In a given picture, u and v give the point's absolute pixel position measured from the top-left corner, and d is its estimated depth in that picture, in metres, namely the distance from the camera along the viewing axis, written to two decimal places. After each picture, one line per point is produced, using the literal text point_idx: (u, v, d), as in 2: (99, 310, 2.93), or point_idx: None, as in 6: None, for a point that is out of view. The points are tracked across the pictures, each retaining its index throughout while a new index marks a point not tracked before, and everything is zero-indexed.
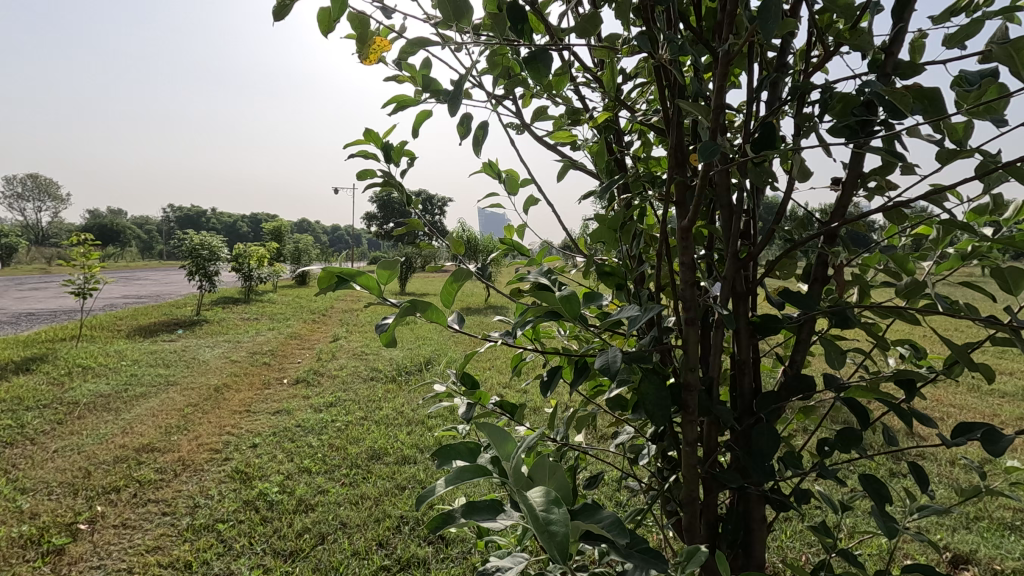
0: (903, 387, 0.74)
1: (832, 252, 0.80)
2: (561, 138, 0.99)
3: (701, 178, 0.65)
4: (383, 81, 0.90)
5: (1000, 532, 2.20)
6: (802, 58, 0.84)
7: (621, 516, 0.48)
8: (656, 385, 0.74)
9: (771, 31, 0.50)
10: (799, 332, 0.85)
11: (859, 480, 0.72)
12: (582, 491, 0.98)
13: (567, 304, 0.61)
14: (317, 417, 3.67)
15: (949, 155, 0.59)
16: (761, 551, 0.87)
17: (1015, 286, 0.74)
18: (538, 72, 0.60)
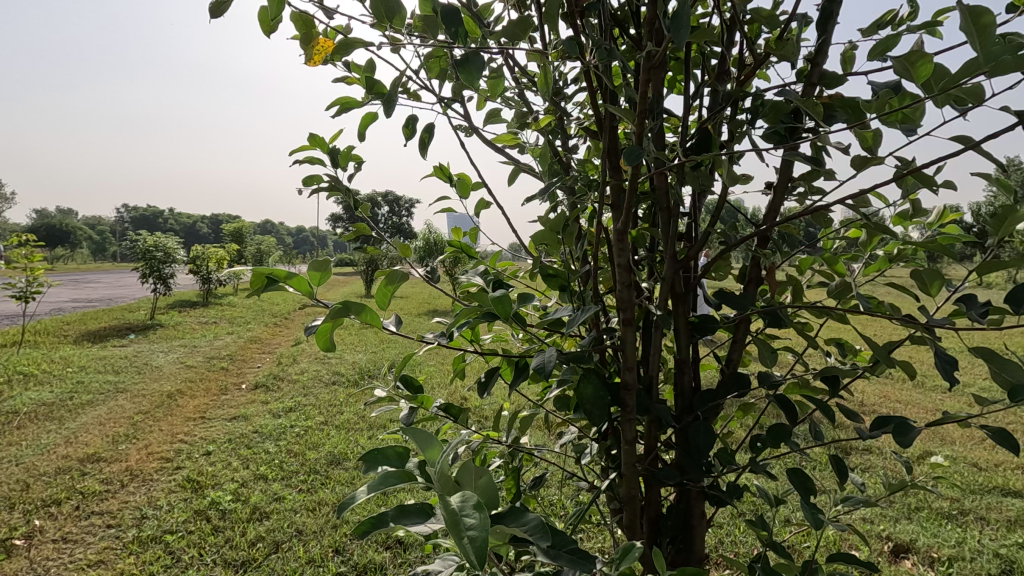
0: (828, 384, 0.77)
1: (763, 253, 0.83)
2: (507, 142, 1.00)
3: (630, 181, 0.67)
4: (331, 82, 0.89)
5: (938, 522, 2.31)
6: (738, 67, 0.87)
7: (545, 518, 0.49)
8: (595, 384, 0.75)
9: (683, 40, 0.52)
10: (735, 332, 0.88)
11: (787, 475, 0.74)
12: (529, 493, 0.98)
13: (500, 305, 0.62)
14: (276, 422, 3.58)
15: (862, 161, 0.62)
16: (701, 545, 0.89)
17: (931, 288, 0.78)
18: (470, 76, 0.60)
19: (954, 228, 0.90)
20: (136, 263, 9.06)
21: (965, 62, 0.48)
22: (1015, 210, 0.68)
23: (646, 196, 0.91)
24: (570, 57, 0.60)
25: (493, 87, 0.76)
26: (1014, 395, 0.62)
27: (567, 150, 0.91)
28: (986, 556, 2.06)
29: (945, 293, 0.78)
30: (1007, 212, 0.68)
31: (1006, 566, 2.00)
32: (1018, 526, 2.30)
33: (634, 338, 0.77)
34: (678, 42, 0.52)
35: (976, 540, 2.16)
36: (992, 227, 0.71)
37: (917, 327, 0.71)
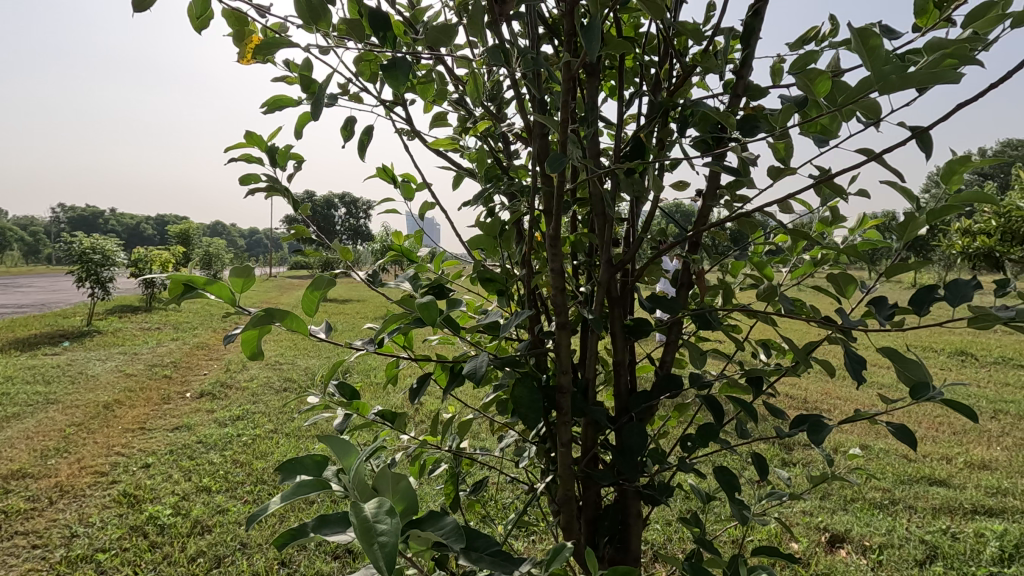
0: (753, 384, 0.80)
1: (693, 258, 0.86)
2: (447, 145, 1.00)
3: (558, 188, 0.68)
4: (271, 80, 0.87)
5: (871, 511, 2.43)
6: (669, 79, 0.90)
7: (462, 522, 0.49)
8: (529, 388, 0.75)
9: (596, 51, 0.53)
10: (669, 335, 0.91)
11: (714, 473, 0.77)
12: (468, 497, 0.98)
13: (427, 311, 0.62)
14: (222, 431, 3.45)
15: (777, 171, 0.65)
16: (637, 544, 0.91)
17: (847, 290, 0.83)
18: (395, 80, 0.59)
19: (872, 235, 0.95)
20: (72, 266, 8.57)
21: (859, 81, 0.51)
22: (917, 218, 0.73)
23: (583, 201, 0.92)
24: (495, 65, 0.60)
25: (424, 92, 0.76)
26: (916, 391, 0.66)
27: (505, 155, 0.91)
28: (912, 542, 2.18)
29: (859, 295, 0.83)
30: (910, 220, 0.73)
31: (931, 552, 2.13)
32: (942, 513, 2.45)
33: (569, 341, 0.78)
34: (591, 54, 0.53)
35: (905, 528, 2.29)
36: (898, 234, 0.76)
37: (833, 328, 0.75)
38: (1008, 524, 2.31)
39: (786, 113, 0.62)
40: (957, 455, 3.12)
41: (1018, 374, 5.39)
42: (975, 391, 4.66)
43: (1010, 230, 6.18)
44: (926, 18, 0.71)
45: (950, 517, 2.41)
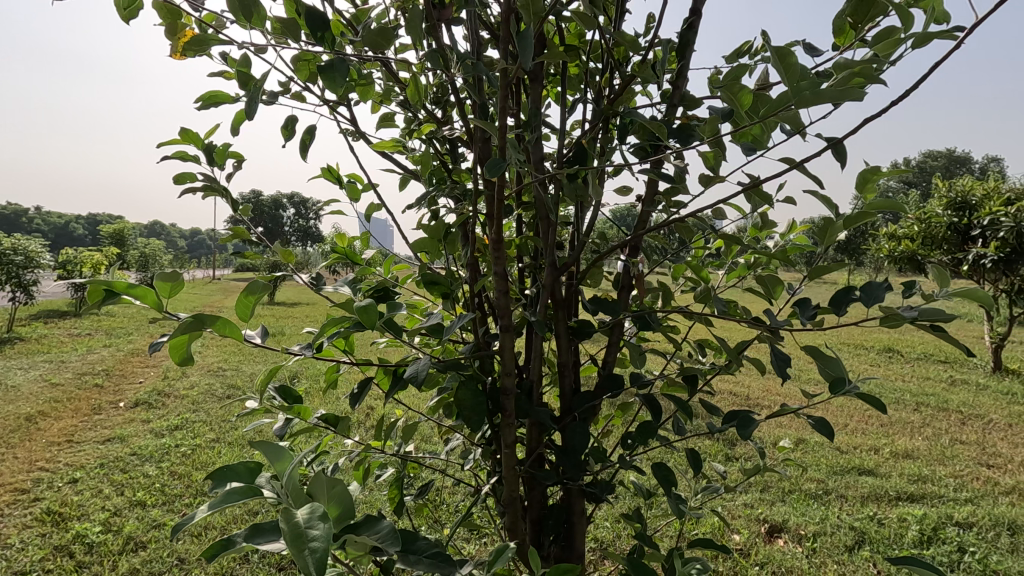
0: (688, 382, 0.83)
1: (632, 261, 0.88)
2: (392, 147, 0.99)
3: (498, 194, 0.69)
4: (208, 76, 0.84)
5: (807, 501, 2.56)
6: (610, 87, 0.93)
7: (398, 525, 0.49)
8: (473, 391, 0.76)
9: (530, 58, 0.54)
10: (611, 336, 0.93)
11: (651, 469, 0.80)
12: (413, 502, 0.97)
13: (365, 314, 0.61)
14: (158, 442, 3.29)
15: (707, 179, 0.69)
16: (581, 541, 0.93)
17: (775, 292, 0.87)
18: (333, 81, 0.58)
19: (801, 239, 1.00)
20: None
21: (778, 95, 0.54)
22: (836, 223, 0.78)
23: (527, 205, 0.93)
24: (434, 69, 0.61)
25: (364, 93, 0.75)
26: (834, 386, 0.71)
27: (450, 159, 0.92)
28: (843, 529, 2.31)
29: (787, 296, 0.88)
30: (830, 225, 0.79)
31: (860, 537, 2.26)
32: (870, 501, 2.61)
33: (513, 343, 0.79)
34: (525, 62, 0.54)
35: (836, 516, 2.42)
36: (819, 238, 0.81)
37: (761, 328, 0.79)
38: (927, 509, 2.49)
39: (712, 123, 0.65)
40: (883, 446, 3.33)
41: (938, 369, 5.80)
42: (900, 385, 4.99)
43: (930, 235, 6.65)
44: (844, 37, 0.76)
45: (877, 505, 2.57)
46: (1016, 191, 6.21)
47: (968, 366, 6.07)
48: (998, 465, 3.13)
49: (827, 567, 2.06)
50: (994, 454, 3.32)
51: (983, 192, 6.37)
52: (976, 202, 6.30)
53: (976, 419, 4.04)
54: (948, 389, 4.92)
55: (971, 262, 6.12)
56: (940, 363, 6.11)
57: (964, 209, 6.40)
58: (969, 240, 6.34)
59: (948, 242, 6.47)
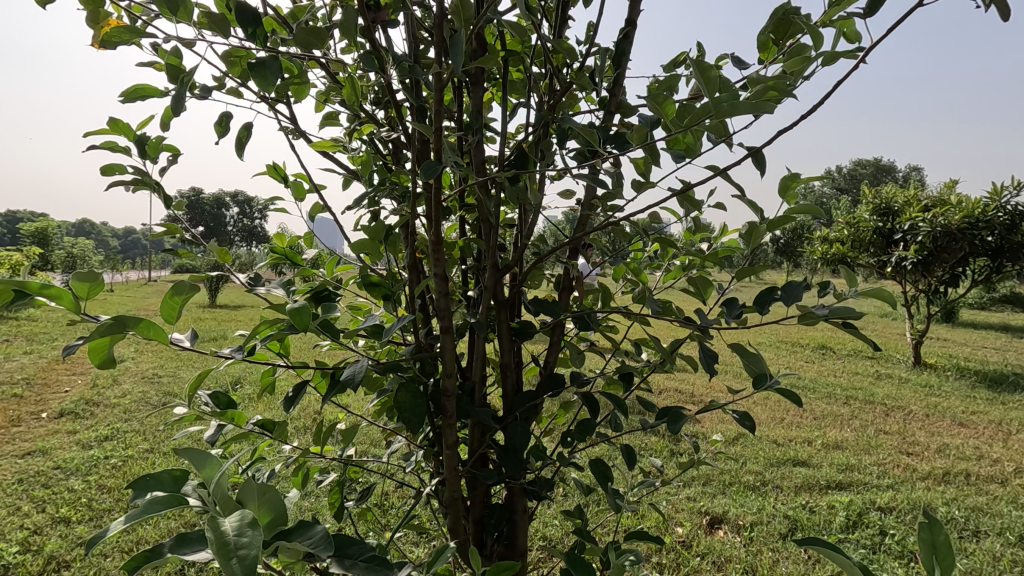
0: (624, 380, 0.86)
1: (571, 264, 0.91)
2: (332, 145, 0.97)
3: (434, 196, 0.70)
4: (138, 66, 0.80)
5: (745, 493, 2.68)
6: (550, 93, 0.94)
7: (331, 530, 0.48)
8: (412, 393, 0.75)
9: (461, 64, 0.55)
10: (552, 336, 0.95)
11: (589, 465, 0.82)
12: (354, 506, 0.96)
13: (298, 316, 0.60)
14: (85, 454, 3.09)
15: (639, 185, 0.72)
16: (523, 539, 0.94)
17: (705, 293, 0.92)
18: (264, 79, 0.57)
19: (733, 242, 1.05)
20: None
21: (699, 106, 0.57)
22: (760, 227, 0.82)
23: (470, 207, 0.94)
24: (369, 71, 0.61)
25: (300, 91, 0.74)
26: (757, 381, 0.75)
27: (392, 159, 0.91)
28: (778, 518, 2.43)
29: (717, 296, 0.92)
30: (755, 230, 0.83)
31: (793, 525, 2.38)
32: (802, 490, 2.75)
33: (453, 345, 0.79)
34: (456, 66, 0.55)
35: (772, 506, 2.54)
36: (745, 242, 0.85)
37: (692, 327, 0.82)
38: (854, 496, 2.65)
39: (641, 131, 0.68)
40: (816, 437, 3.52)
41: (865, 365, 6.18)
42: (831, 380, 5.29)
43: (858, 239, 7.08)
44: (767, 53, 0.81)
45: (809, 493, 2.72)
46: (932, 198, 6.70)
47: (892, 361, 6.50)
48: (916, 453, 3.37)
49: (762, 554, 2.16)
50: (913, 443, 3.57)
51: (904, 199, 6.84)
52: (898, 208, 6.75)
53: (898, 410, 4.34)
54: (874, 383, 5.25)
55: (894, 264, 6.56)
56: (868, 359, 6.51)
57: (887, 215, 6.85)
58: (892, 244, 6.79)
59: (873, 245, 6.91)
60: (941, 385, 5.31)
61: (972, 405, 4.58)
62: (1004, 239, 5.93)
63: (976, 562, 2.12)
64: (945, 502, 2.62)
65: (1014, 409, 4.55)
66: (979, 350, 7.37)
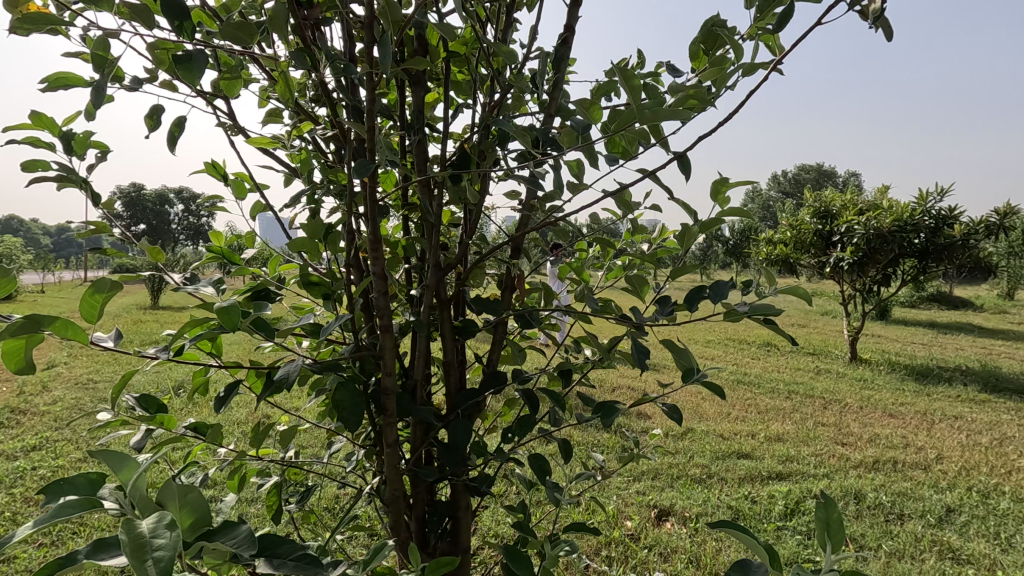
0: (563, 377, 0.88)
1: (512, 264, 0.93)
2: (263, 142, 0.95)
3: (370, 195, 0.70)
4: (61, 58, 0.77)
5: (692, 485, 2.77)
6: (492, 95, 0.96)
7: (256, 530, 0.48)
8: (351, 392, 0.75)
9: (390, 63, 0.56)
10: (494, 334, 0.96)
11: (528, 461, 0.83)
12: (294, 509, 0.95)
13: (227, 315, 0.59)
14: (10, 465, 2.90)
15: (573, 186, 0.74)
16: (467, 535, 0.95)
17: (642, 292, 0.95)
18: (190, 73, 0.56)
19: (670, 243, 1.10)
20: None
21: (624, 111, 0.61)
22: (693, 228, 0.86)
23: (412, 208, 0.95)
24: (300, 69, 0.61)
25: (232, 87, 0.72)
26: (686, 375, 0.79)
27: (331, 158, 0.91)
28: (721, 509, 2.52)
29: (653, 294, 0.96)
30: (688, 232, 0.87)
31: (735, 515, 2.49)
32: (745, 481, 2.87)
33: (393, 344, 0.79)
34: (385, 67, 0.56)
35: (716, 497, 2.64)
36: (679, 242, 0.89)
37: (627, 324, 0.85)
38: (792, 486, 2.78)
39: (571, 134, 0.71)
40: (759, 430, 3.68)
41: (806, 361, 6.48)
42: (775, 375, 5.53)
43: (800, 240, 7.42)
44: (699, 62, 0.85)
45: (751, 484, 2.84)
46: (867, 203, 7.09)
47: (831, 356, 6.84)
48: (850, 443, 3.57)
49: (706, 544, 2.24)
50: (848, 434, 3.77)
51: (842, 203, 7.22)
52: (836, 211, 7.13)
53: (835, 403, 4.58)
54: (814, 378, 5.52)
55: (832, 265, 6.90)
56: (809, 355, 6.83)
57: (826, 217, 7.22)
58: (830, 245, 7.14)
59: (814, 246, 7.26)
60: (874, 379, 5.63)
61: (901, 397, 4.88)
62: (930, 241, 6.34)
63: (900, 543, 2.27)
64: (874, 488, 2.79)
65: (938, 399, 4.87)
66: (908, 346, 7.85)
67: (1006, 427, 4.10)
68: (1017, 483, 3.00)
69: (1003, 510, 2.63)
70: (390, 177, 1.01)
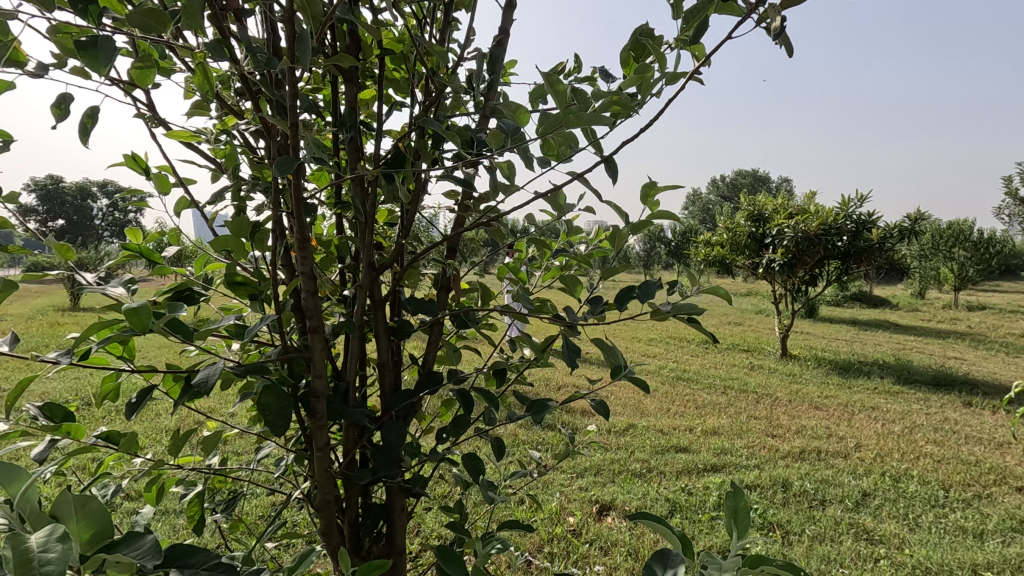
0: (497, 376, 0.89)
1: (448, 264, 0.92)
2: (183, 136, 0.90)
3: (294, 191, 0.68)
4: None
5: (632, 479, 2.85)
6: (428, 95, 0.95)
7: (163, 540, 0.46)
8: (278, 394, 0.73)
9: (306, 58, 0.54)
10: (430, 334, 0.95)
11: (462, 460, 0.84)
12: (219, 518, 0.91)
13: (136, 316, 0.56)
14: None
15: (504, 188, 0.75)
16: (402, 538, 0.94)
17: (576, 291, 0.97)
18: (95, 59, 0.52)
19: (605, 244, 1.12)
20: None
21: (550, 116, 0.62)
22: (624, 231, 0.89)
23: (345, 206, 0.93)
24: (218, 60, 0.59)
25: (146, 78, 0.68)
26: (615, 371, 0.81)
27: (259, 155, 0.87)
28: (660, 501, 2.61)
29: (586, 294, 0.98)
30: (620, 234, 0.89)
31: (672, 506, 2.58)
32: (682, 474, 2.98)
33: (322, 345, 0.77)
34: (303, 62, 0.54)
35: (655, 490, 2.73)
36: (611, 245, 0.91)
37: (560, 323, 0.86)
38: (726, 477, 2.91)
39: (499, 135, 0.72)
40: (696, 425, 3.82)
41: (741, 357, 6.80)
42: (712, 371, 5.76)
43: (735, 242, 7.77)
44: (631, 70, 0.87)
45: (688, 477, 2.95)
46: (796, 207, 7.50)
47: (763, 353, 7.20)
48: (779, 434, 3.77)
49: (645, 536, 2.31)
50: (777, 426, 3.98)
51: (774, 207, 7.61)
52: (768, 215, 7.52)
53: (767, 397, 4.83)
54: (748, 373, 5.79)
55: (765, 266, 7.27)
56: (743, 352, 7.16)
57: (759, 221, 7.60)
58: (763, 247, 7.53)
59: (748, 248, 7.62)
60: (802, 373, 5.97)
61: (826, 390, 5.20)
62: (851, 244, 6.79)
63: (821, 527, 2.42)
64: (800, 476, 2.96)
65: (858, 392, 5.21)
66: (832, 342, 8.37)
67: (916, 416, 4.45)
68: (925, 468, 3.26)
69: (911, 493, 2.85)
70: (323, 174, 0.98)
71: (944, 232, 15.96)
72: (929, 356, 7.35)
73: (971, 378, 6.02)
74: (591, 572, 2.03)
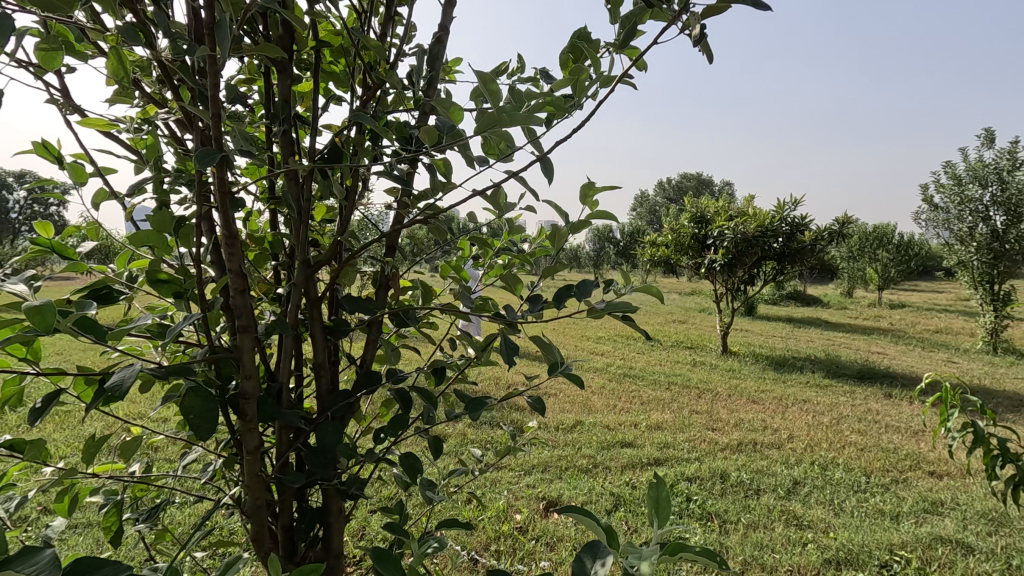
0: (435, 374, 0.88)
1: (386, 261, 0.91)
2: (98, 125, 0.83)
3: (218, 184, 0.65)
4: None
5: (578, 475, 2.90)
6: (366, 89, 0.93)
7: (63, 554, 0.43)
8: (202, 397, 0.69)
9: (226, 45, 0.52)
10: (368, 333, 0.93)
11: (399, 459, 0.83)
12: (140, 528, 0.86)
13: (38, 315, 0.52)
14: None
15: (441, 186, 0.75)
16: (339, 540, 0.92)
17: (517, 288, 0.98)
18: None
19: (546, 243, 1.13)
20: None
21: (484, 115, 0.62)
22: (563, 230, 0.90)
23: (278, 202, 0.90)
24: (132, 44, 0.55)
25: (54, 61, 0.63)
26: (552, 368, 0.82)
27: (184, 147, 0.83)
28: (605, 496, 2.66)
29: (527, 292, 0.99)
30: (559, 233, 0.91)
31: (616, 500, 2.63)
32: (627, 468, 3.05)
33: (253, 345, 0.74)
34: (223, 49, 0.52)
35: (600, 485, 2.78)
36: (551, 244, 0.92)
37: (500, 321, 0.86)
38: (668, 470, 3.01)
39: (435, 133, 0.71)
40: (641, 420, 3.92)
41: (684, 354, 7.03)
42: (657, 368, 5.92)
43: (679, 243, 8.03)
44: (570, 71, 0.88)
45: (632, 471, 3.02)
46: (736, 210, 7.83)
47: (705, 349, 7.48)
48: (719, 428, 3.92)
49: (589, 531, 2.34)
50: (717, 420, 4.14)
51: (715, 209, 7.90)
52: (710, 217, 7.81)
53: (708, 392, 5.02)
54: (690, 370, 6.00)
55: (707, 266, 7.54)
56: (686, 349, 7.41)
57: (702, 222, 7.88)
58: (705, 248, 7.81)
59: (691, 248, 7.89)
60: (740, 369, 6.24)
61: (762, 385, 5.46)
62: (786, 246, 7.14)
63: (756, 515, 2.53)
64: (737, 468, 3.09)
65: (792, 386, 5.50)
66: (768, 339, 8.80)
67: (843, 407, 4.73)
68: (849, 456, 3.47)
69: (837, 480, 3.03)
70: (255, 168, 0.94)
71: (869, 235, 17.05)
72: (855, 351, 7.84)
73: (892, 371, 6.46)
74: (537, 568, 2.05)
